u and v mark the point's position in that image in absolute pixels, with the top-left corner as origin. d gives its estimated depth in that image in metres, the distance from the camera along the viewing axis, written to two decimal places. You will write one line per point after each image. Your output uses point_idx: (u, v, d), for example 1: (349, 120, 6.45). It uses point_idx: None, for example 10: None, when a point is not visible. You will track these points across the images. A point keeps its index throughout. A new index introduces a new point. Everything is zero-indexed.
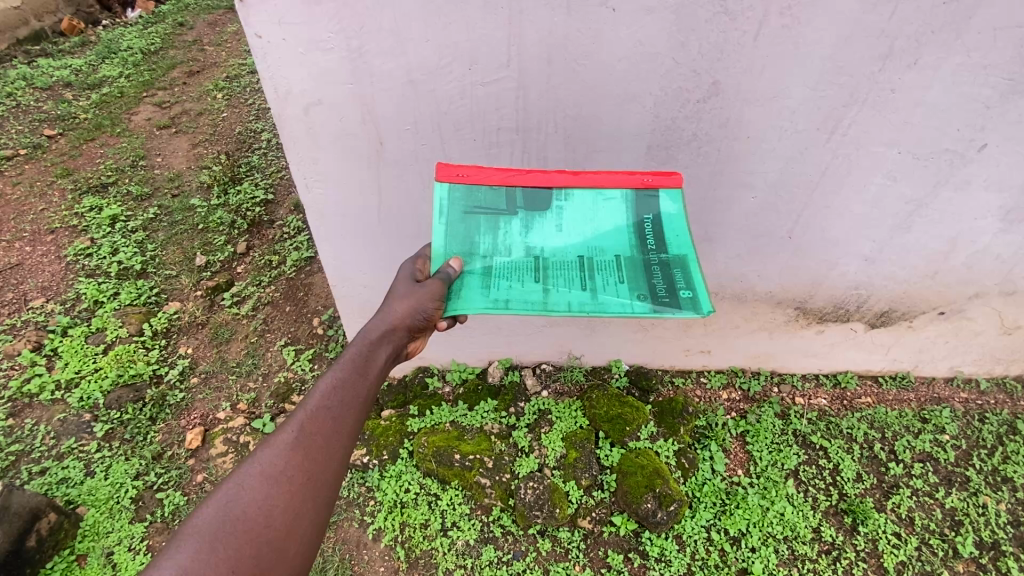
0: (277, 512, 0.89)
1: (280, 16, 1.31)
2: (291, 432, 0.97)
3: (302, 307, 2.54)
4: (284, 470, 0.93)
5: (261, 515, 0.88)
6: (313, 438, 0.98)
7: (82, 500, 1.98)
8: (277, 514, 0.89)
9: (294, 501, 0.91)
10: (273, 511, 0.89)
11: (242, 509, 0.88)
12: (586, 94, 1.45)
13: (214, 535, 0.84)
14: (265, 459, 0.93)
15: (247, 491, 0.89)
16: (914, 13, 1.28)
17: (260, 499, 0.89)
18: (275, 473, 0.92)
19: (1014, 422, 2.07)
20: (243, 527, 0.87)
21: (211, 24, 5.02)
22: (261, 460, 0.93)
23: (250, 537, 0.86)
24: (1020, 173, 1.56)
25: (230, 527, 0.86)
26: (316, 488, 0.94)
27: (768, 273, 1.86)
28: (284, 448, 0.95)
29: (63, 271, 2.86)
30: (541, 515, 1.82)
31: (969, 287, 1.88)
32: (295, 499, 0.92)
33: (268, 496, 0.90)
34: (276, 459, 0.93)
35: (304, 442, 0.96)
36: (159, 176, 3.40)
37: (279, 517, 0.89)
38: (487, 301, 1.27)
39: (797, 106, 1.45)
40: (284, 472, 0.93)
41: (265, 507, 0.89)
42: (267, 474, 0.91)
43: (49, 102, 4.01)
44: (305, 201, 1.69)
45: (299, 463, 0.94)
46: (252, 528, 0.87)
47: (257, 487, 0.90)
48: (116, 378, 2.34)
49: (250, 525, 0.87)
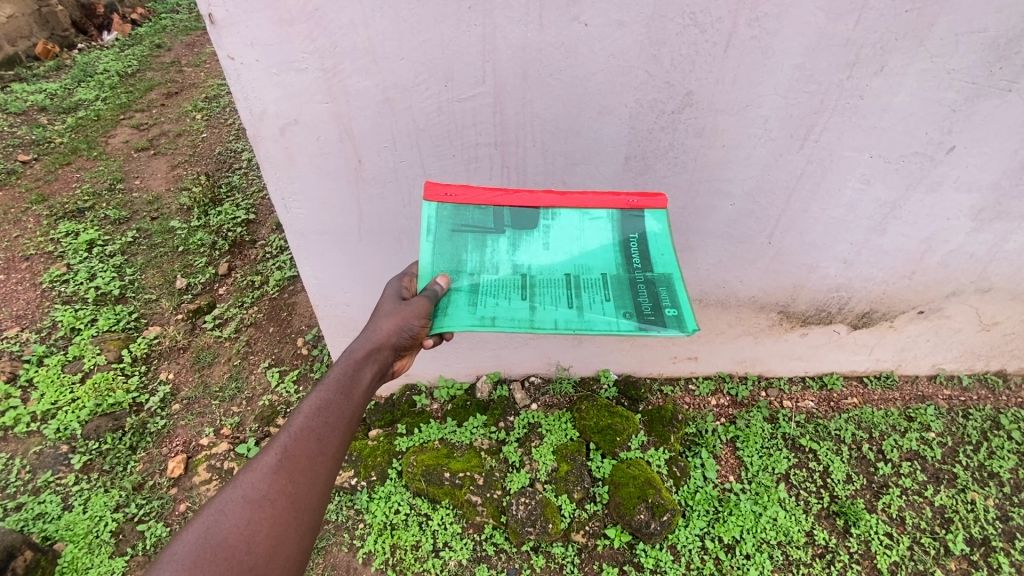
0: (259, 537, 0.87)
1: (252, 39, 1.30)
2: (274, 454, 0.95)
3: (285, 327, 2.51)
4: (267, 494, 0.90)
5: (243, 540, 0.86)
6: (297, 461, 0.95)
7: (60, 535, 1.92)
8: (260, 540, 0.87)
9: (277, 526, 0.89)
10: (254, 536, 0.87)
11: (224, 535, 0.85)
12: (562, 109, 1.46)
13: (195, 562, 0.82)
14: (247, 482, 0.91)
15: (229, 516, 0.87)
16: (878, 21, 1.30)
17: (243, 525, 0.87)
18: (257, 498, 0.90)
19: (998, 417, 2.10)
20: (224, 553, 0.84)
21: (190, 45, 5.02)
22: (243, 484, 0.91)
23: (231, 564, 0.84)
24: (989, 174, 1.59)
25: (210, 554, 0.84)
26: (299, 513, 0.92)
27: (749, 278, 1.88)
28: (267, 472, 0.92)
29: (38, 298, 2.80)
30: (534, 531, 1.80)
31: (947, 286, 1.90)
32: (278, 524, 0.89)
33: (249, 522, 0.87)
34: (259, 483, 0.91)
35: (287, 465, 0.94)
36: (138, 199, 3.36)
37: (262, 542, 0.87)
38: (474, 318, 1.24)
39: (770, 115, 1.47)
40: (267, 496, 0.90)
41: (246, 533, 0.87)
42: (251, 499, 0.89)
43: (23, 127, 3.95)
44: (285, 221, 1.67)
45: (282, 487, 0.92)
46: (233, 554, 0.85)
47: (240, 512, 0.88)
48: (94, 408, 2.29)
49: (231, 551, 0.85)
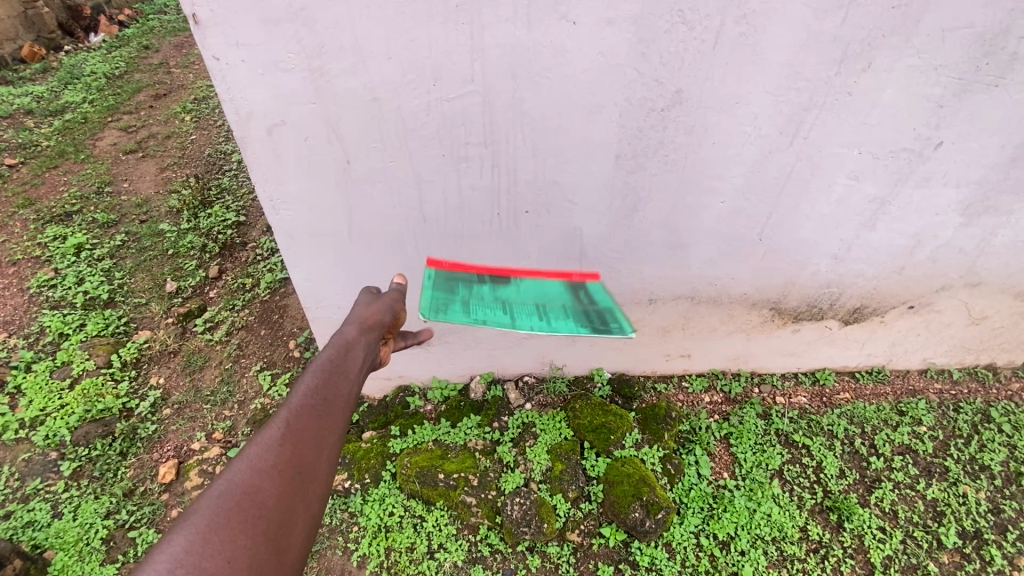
0: (270, 503, 0.82)
1: (237, 38, 1.29)
2: (276, 428, 0.91)
3: (277, 330, 2.49)
4: (274, 463, 0.86)
5: (255, 505, 0.81)
6: (300, 434, 0.92)
7: (50, 543, 1.89)
8: (273, 505, 0.82)
9: (287, 494, 0.85)
10: (266, 502, 0.82)
11: (234, 501, 0.80)
12: (551, 107, 1.45)
13: (209, 526, 0.76)
14: (253, 453, 0.86)
15: (239, 484, 0.82)
16: (865, 18, 1.31)
17: (253, 491, 0.82)
18: (265, 466, 0.85)
19: (988, 410, 2.12)
20: (237, 517, 0.79)
21: (178, 46, 4.99)
22: (249, 456, 0.86)
23: (246, 528, 0.78)
24: (976, 169, 1.60)
25: (223, 519, 0.78)
26: (306, 483, 0.88)
27: (741, 275, 1.88)
28: (272, 443, 0.89)
29: (25, 304, 2.76)
30: (529, 531, 1.79)
31: (937, 281, 1.91)
32: (288, 491, 0.85)
33: (260, 488, 0.83)
34: (264, 453, 0.87)
35: (291, 437, 0.91)
36: (126, 202, 3.33)
37: (273, 508, 0.82)
38: (471, 319, 1.73)
39: (759, 112, 1.47)
40: (275, 465, 0.86)
41: (258, 498, 0.82)
42: (259, 468, 0.85)
43: (9, 130, 3.90)
44: (274, 222, 1.65)
45: (288, 457, 0.88)
46: (246, 518, 0.79)
47: (249, 479, 0.83)
48: (83, 414, 2.26)
49: (244, 515, 0.79)
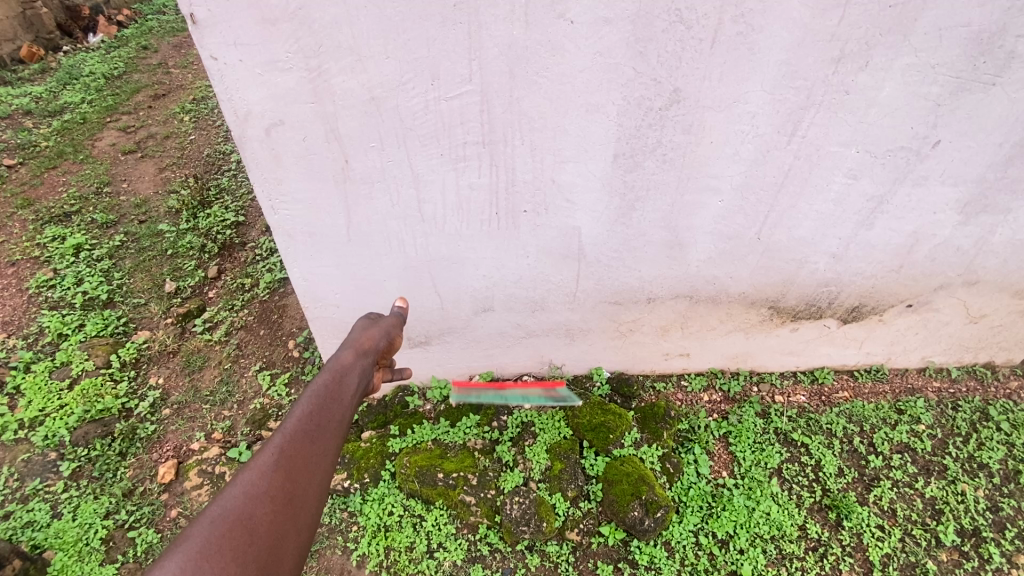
0: (261, 530, 0.83)
1: (235, 38, 1.29)
2: (271, 453, 0.91)
3: (276, 330, 2.49)
4: (267, 489, 0.86)
5: (246, 533, 0.81)
6: (295, 459, 0.92)
7: (49, 543, 1.89)
8: (264, 532, 0.83)
9: (279, 520, 0.85)
10: (257, 530, 0.82)
11: (225, 527, 0.80)
12: (549, 106, 1.45)
13: (200, 553, 0.76)
14: (247, 479, 0.86)
15: (231, 511, 0.82)
16: (862, 17, 1.31)
17: (244, 518, 0.82)
18: (258, 493, 0.85)
19: (987, 408, 2.12)
20: (229, 544, 0.79)
21: (177, 46, 4.99)
22: (242, 481, 0.86)
23: (236, 556, 0.78)
24: (974, 167, 1.60)
25: (214, 546, 0.78)
26: (298, 509, 0.88)
27: (740, 274, 1.89)
28: (266, 469, 0.89)
29: (24, 304, 2.76)
30: (528, 530, 1.80)
31: (935, 279, 1.92)
32: (279, 518, 0.85)
33: (252, 516, 0.83)
34: (258, 479, 0.87)
35: (285, 462, 0.91)
36: (125, 202, 3.33)
37: (264, 535, 0.83)
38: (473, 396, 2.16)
39: (757, 110, 1.47)
40: (269, 491, 0.86)
41: (249, 526, 0.82)
42: (253, 494, 0.85)
43: (7, 131, 3.89)
44: (272, 222, 1.65)
45: (282, 482, 0.88)
46: (237, 546, 0.79)
47: (241, 506, 0.83)
48: (83, 414, 2.26)
49: (235, 542, 0.79)
